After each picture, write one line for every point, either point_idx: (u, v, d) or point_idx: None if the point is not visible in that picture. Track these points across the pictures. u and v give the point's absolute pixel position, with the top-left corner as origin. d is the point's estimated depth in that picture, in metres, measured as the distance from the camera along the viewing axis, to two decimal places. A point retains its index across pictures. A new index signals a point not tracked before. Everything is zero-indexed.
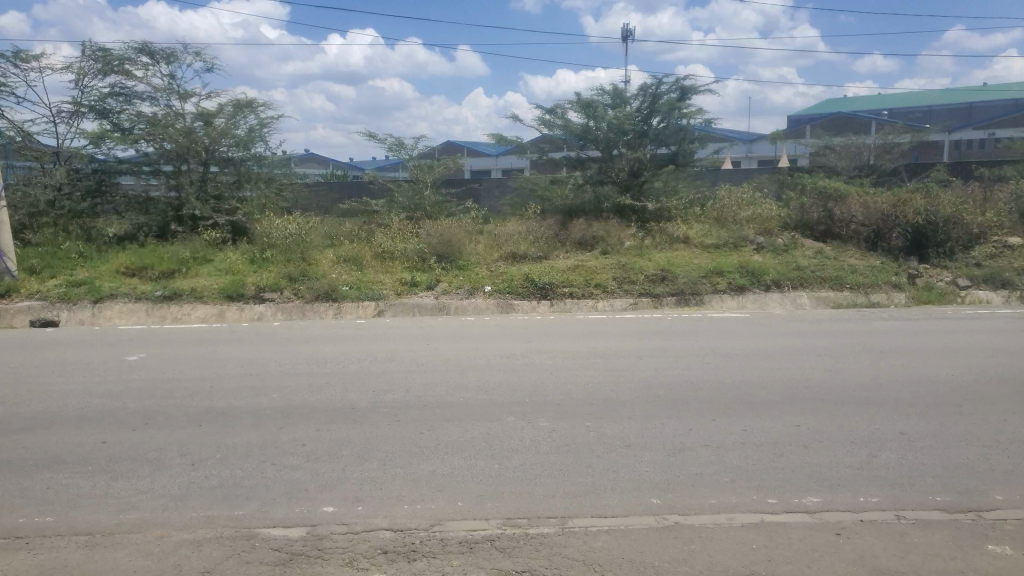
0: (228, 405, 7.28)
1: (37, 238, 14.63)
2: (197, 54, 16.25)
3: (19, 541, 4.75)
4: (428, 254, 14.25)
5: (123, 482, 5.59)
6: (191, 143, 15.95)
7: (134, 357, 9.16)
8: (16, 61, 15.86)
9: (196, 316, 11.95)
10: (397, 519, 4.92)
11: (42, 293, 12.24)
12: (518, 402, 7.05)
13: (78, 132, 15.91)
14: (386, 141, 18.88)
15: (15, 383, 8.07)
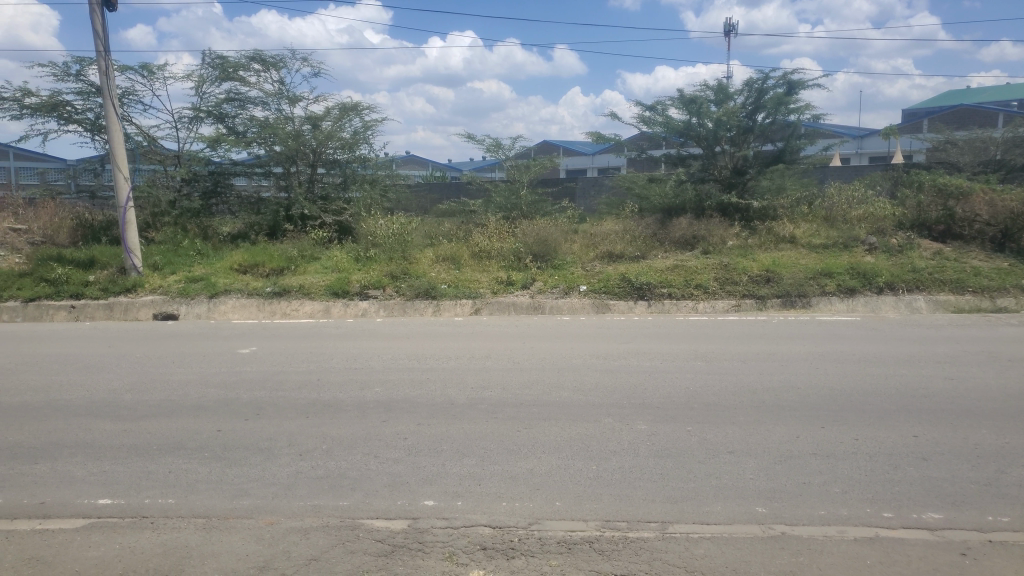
0: (333, 398, 7.53)
1: (160, 237, 15.60)
2: (306, 60, 16.85)
3: (145, 520, 5.06)
4: (524, 253, 14.28)
5: (236, 469, 5.87)
6: (300, 146, 16.58)
7: (247, 351, 9.62)
8: (143, 71, 16.95)
9: (304, 311, 12.44)
10: (496, 517, 4.95)
11: (164, 288, 13.01)
12: (617, 404, 6.97)
13: (197, 137, 16.82)
14: (484, 142, 19.05)
15: (141, 372, 8.62)
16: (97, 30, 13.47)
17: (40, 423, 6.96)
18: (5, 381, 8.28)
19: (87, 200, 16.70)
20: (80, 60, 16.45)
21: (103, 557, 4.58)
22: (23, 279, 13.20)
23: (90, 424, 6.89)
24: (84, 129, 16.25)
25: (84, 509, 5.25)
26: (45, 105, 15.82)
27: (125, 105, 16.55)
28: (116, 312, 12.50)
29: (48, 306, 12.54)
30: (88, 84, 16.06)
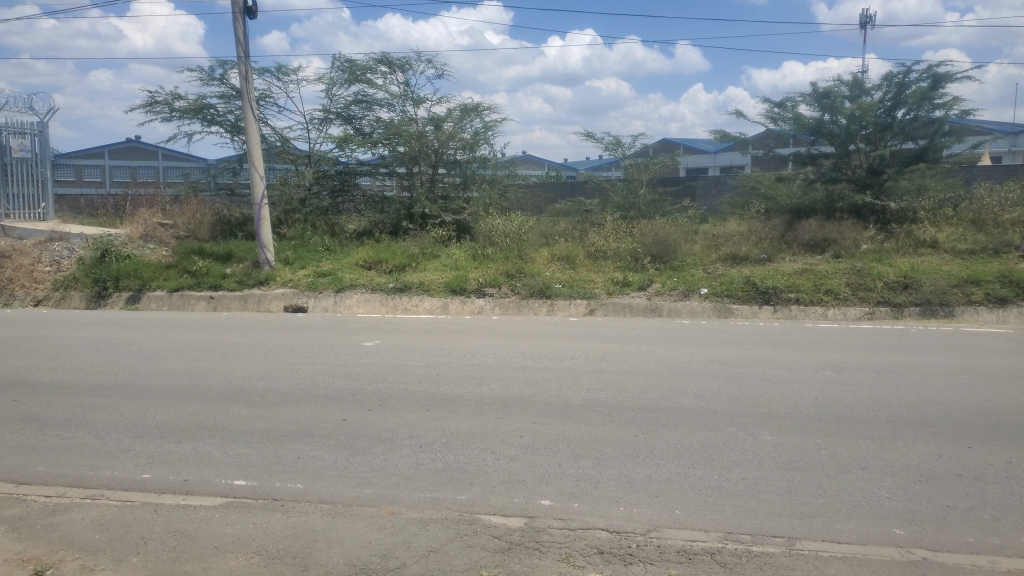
0: (452, 392, 7.67)
1: (291, 233, 16.42)
2: (430, 62, 17.27)
3: (275, 503, 5.31)
4: (641, 254, 14.07)
5: (360, 457, 6.07)
6: (423, 146, 17.01)
7: (371, 344, 9.95)
8: (279, 75, 17.87)
9: (424, 307, 12.76)
10: (614, 521, 4.88)
11: (294, 282, 13.67)
12: (741, 412, 6.73)
13: (327, 138, 17.55)
14: (603, 140, 18.87)
15: (273, 361, 9.09)
16: (239, 37, 14.31)
17: (183, 405, 7.46)
18: (154, 365, 8.95)
19: (226, 197, 17.75)
20: (222, 64, 17.53)
21: (238, 535, 4.83)
22: (168, 271, 14.18)
23: (227, 408, 7.33)
24: (226, 130, 17.30)
25: (222, 488, 5.57)
26: (192, 108, 16.96)
27: (263, 108, 17.50)
28: (250, 304, 13.25)
29: (191, 297, 13.45)
30: (230, 88, 17.11)
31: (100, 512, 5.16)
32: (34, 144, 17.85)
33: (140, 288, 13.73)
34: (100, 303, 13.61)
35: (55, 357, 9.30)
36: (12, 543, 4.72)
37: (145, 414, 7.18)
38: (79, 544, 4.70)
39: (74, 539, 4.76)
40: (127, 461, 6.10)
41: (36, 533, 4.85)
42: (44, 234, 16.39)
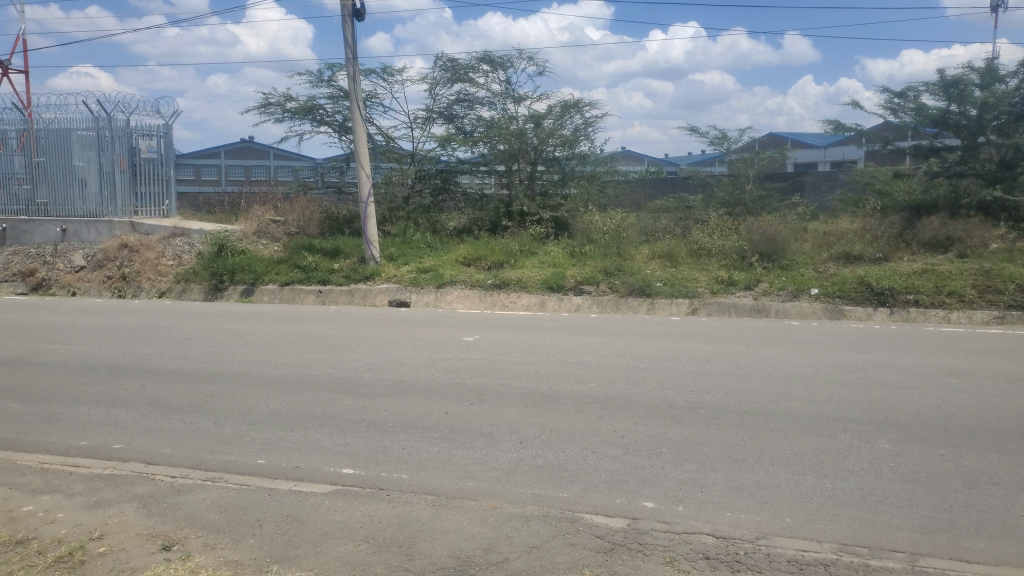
0: (551, 390, 7.66)
1: (394, 230, 16.82)
2: (531, 59, 17.28)
3: (382, 492, 5.45)
4: (748, 252, 13.65)
5: (462, 451, 6.15)
6: (522, 144, 17.07)
7: (471, 339, 10.07)
8: (384, 76, 18.33)
9: (522, 303, 12.82)
10: (720, 526, 4.75)
11: (398, 278, 14.01)
12: (856, 419, 6.43)
13: (429, 137, 17.86)
14: (708, 135, 18.42)
15: (378, 354, 9.33)
16: (347, 39, 14.76)
17: (294, 394, 7.77)
18: (267, 355, 9.35)
19: (333, 195, 18.37)
20: (331, 67, 18.14)
21: (346, 522, 4.98)
22: (280, 265, 14.80)
23: (335, 398, 7.58)
24: (334, 130, 17.89)
25: (331, 476, 5.76)
26: (303, 109, 17.63)
27: (369, 108, 17.99)
28: (356, 298, 13.67)
29: (301, 291, 14.00)
30: (338, 90, 17.68)
31: (220, 494, 5.43)
32: (160, 145, 18.90)
33: (254, 281, 14.40)
34: (217, 295, 14.37)
35: (179, 346, 9.88)
36: (142, 518, 5.03)
37: (260, 402, 7.52)
38: (202, 523, 4.96)
39: (197, 518, 5.03)
40: (243, 446, 6.40)
41: (163, 511, 5.15)
42: (169, 230, 17.44)
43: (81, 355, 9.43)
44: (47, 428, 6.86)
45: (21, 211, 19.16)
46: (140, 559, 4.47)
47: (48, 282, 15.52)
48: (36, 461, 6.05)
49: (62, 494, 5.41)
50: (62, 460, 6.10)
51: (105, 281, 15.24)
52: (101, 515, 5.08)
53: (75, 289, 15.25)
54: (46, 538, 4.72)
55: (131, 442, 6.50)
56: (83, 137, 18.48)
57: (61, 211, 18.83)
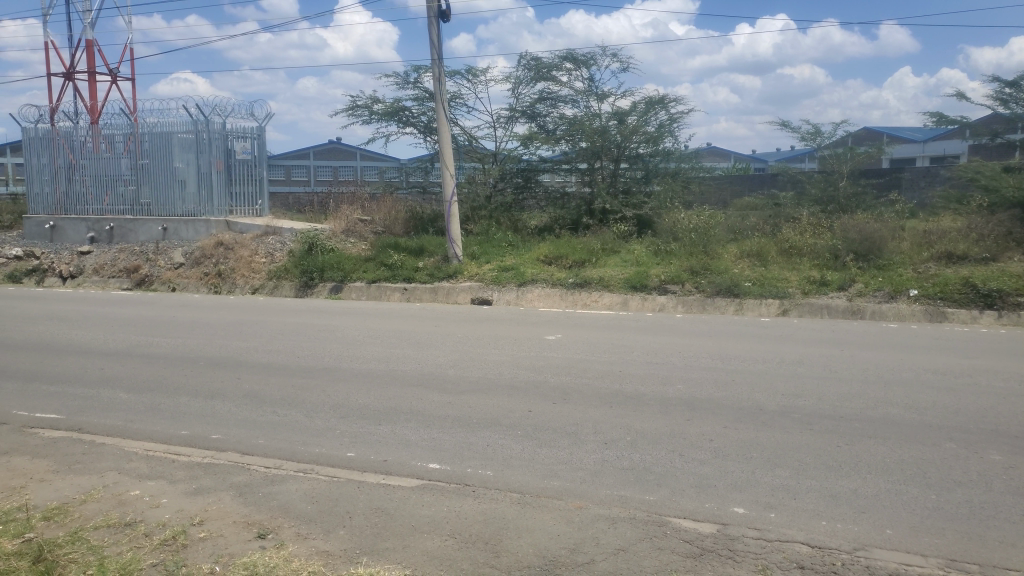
0: (636, 391, 7.56)
1: (476, 229, 16.96)
2: (615, 56, 17.12)
3: (467, 488, 5.49)
4: (842, 251, 13.14)
5: (546, 450, 6.14)
6: (605, 141, 16.93)
7: (553, 337, 10.05)
8: (468, 77, 18.51)
9: (605, 303, 12.72)
10: (815, 535, 4.58)
11: (480, 276, 14.12)
12: (962, 427, 6.10)
13: (512, 136, 17.92)
14: (799, 130, 17.81)
15: (463, 351, 9.42)
16: (433, 41, 14.97)
17: (382, 389, 7.93)
18: (354, 351, 9.57)
19: (418, 195, 18.66)
20: (417, 68, 18.45)
21: (433, 517, 5.04)
22: (367, 263, 15.13)
23: (421, 394, 7.69)
24: (419, 131, 18.17)
25: (417, 470, 5.85)
26: (389, 110, 17.98)
27: (453, 108, 18.19)
28: (439, 295, 13.85)
29: (387, 288, 14.29)
30: (424, 91, 17.95)
31: (311, 485, 5.58)
32: (254, 147, 19.64)
33: (342, 279, 14.79)
34: (307, 292, 14.83)
35: (272, 340, 10.23)
36: (239, 506, 5.22)
37: (349, 396, 7.70)
38: (295, 514, 5.10)
39: (290, 508, 5.18)
40: (333, 439, 6.57)
41: (258, 500, 5.33)
42: (262, 229, 18.10)
43: (182, 348, 9.88)
44: (151, 417, 7.21)
45: (127, 211, 20.21)
46: (237, 546, 4.63)
47: (151, 278, 16.32)
48: (141, 448, 6.37)
49: (165, 481, 5.67)
50: (165, 447, 6.40)
51: (203, 278, 15.92)
52: (201, 502, 5.30)
53: (175, 285, 15.99)
54: (152, 521, 4.95)
55: (228, 433, 6.76)
56: (184, 140, 19.41)
57: (162, 211, 19.76)
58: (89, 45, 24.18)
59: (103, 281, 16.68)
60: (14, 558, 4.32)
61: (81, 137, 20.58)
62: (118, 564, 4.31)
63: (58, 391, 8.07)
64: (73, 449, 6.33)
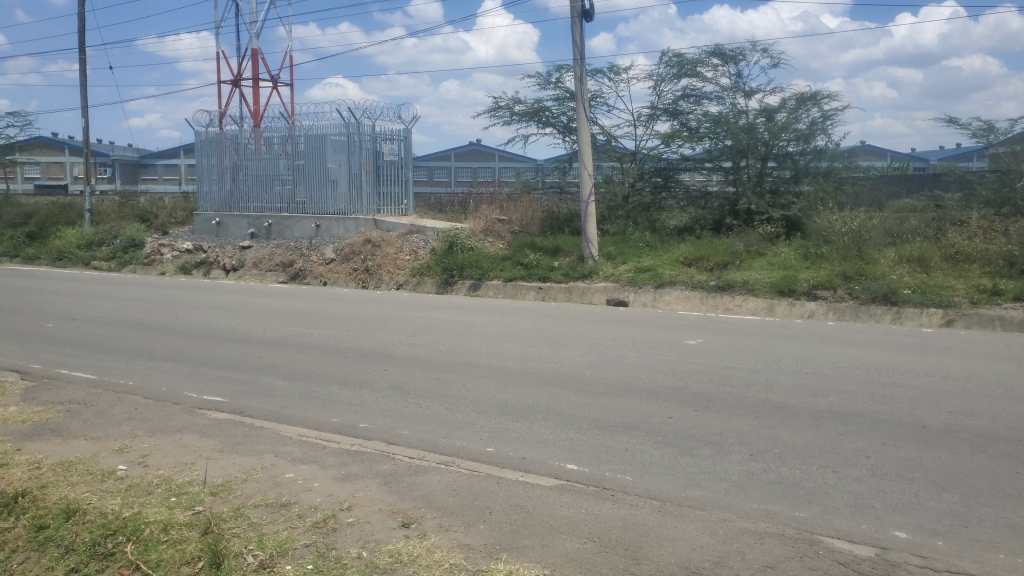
0: (784, 401, 7.20)
1: (613, 229, 16.83)
2: (765, 50, 16.43)
3: (606, 492, 5.42)
4: (1019, 257, 11.99)
5: (688, 458, 5.96)
6: (752, 139, 16.26)
7: (694, 342, 9.78)
8: (610, 76, 18.37)
9: (748, 307, 12.27)
10: (991, 569, 4.18)
11: (616, 276, 13.98)
12: None
13: (653, 134, 17.60)
14: (970, 126, 16.37)
15: (600, 352, 9.34)
16: (575, 41, 14.96)
17: (519, 386, 7.99)
18: (493, 348, 9.71)
19: (555, 195, 18.71)
20: (558, 68, 18.50)
21: (572, 518, 5.01)
22: (504, 262, 15.35)
23: (559, 394, 7.68)
24: (558, 131, 18.22)
25: (556, 470, 5.84)
26: (530, 111, 18.15)
27: (593, 108, 18.11)
28: (574, 295, 13.86)
29: (523, 287, 14.47)
30: (564, 91, 17.98)
31: (453, 478, 5.70)
32: (401, 149, 20.56)
33: (480, 277, 15.08)
34: (447, 289, 15.24)
35: (414, 335, 10.56)
36: (384, 494, 5.41)
37: (487, 392, 7.82)
38: (437, 505, 5.22)
39: (432, 500, 5.31)
40: (474, 433, 6.68)
41: (402, 489, 5.50)
42: (406, 227, 18.75)
43: (332, 339, 10.40)
44: (304, 404, 7.62)
45: (283, 209, 21.51)
46: (383, 533, 4.79)
47: (304, 273, 17.33)
48: (295, 433, 6.74)
49: (317, 466, 5.96)
50: (317, 434, 6.73)
51: (351, 274, 16.71)
52: (350, 488, 5.52)
53: (325, 279, 16.88)
54: (305, 503, 5.22)
55: (375, 422, 7.04)
56: (337, 142, 20.46)
57: (315, 209, 20.92)
58: (254, 54, 25.93)
59: (261, 274, 17.87)
60: (185, 528, 4.67)
61: (246, 140, 22.18)
62: (276, 541, 4.57)
63: (223, 375, 8.71)
64: (235, 430, 6.79)
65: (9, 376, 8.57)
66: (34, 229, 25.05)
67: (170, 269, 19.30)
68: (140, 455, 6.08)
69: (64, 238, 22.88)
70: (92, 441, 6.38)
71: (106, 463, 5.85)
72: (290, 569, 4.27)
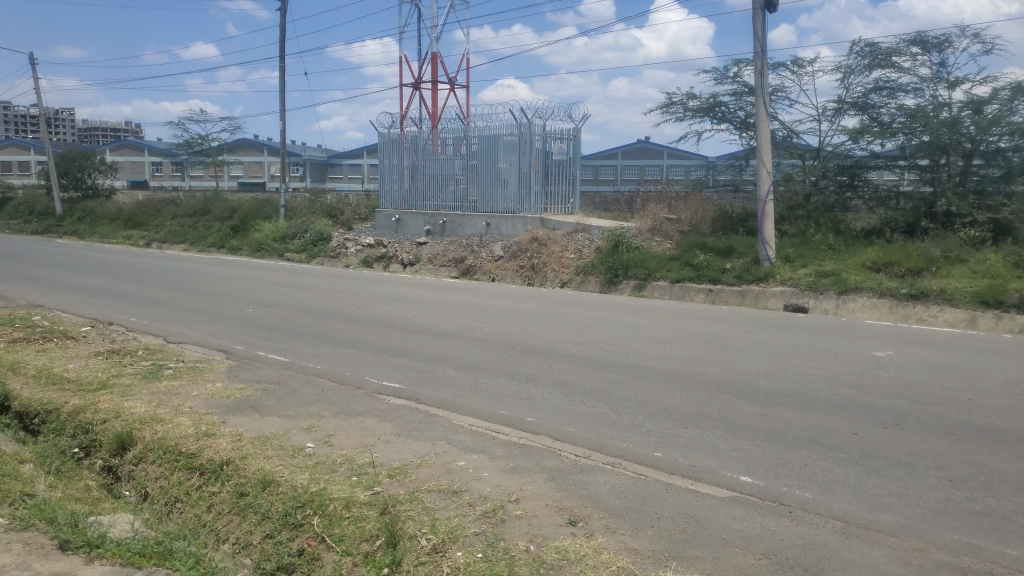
0: (989, 424, 6.50)
1: (791, 230, 15.96)
2: (976, 36, 14.86)
3: (783, 507, 5.14)
4: None
5: (876, 479, 5.52)
6: (954, 134, 14.83)
7: (882, 354, 9.06)
8: (794, 69, 17.45)
9: (945, 319, 11.25)
10: None
11: (794, 280, 13.24)
12: None
13: (839, 130, 16.48)
14: None
15: (776, 361, 8.88)
16: (757, 33, 14.33)
17: (688, 392, 7.75)
18: (662, 350, 9.50)
19: (729, 193, 18.04)
20: (736, 62, 17.81)
21: (746, 532, 4.78)
22: (673, 262, 14.99)
23: (732, 402, 7.37)
24: (735, 127, 17.55)
25: (728, 481, 5.61)
26: (704, 107, 17.61)
27: (773, 102, 17.28)
28: (747, 300, 13.37)
29: (691, 289, 14.11)
30: (743, 85, 17.27)
31: (620, 480, 5.62)
32: (570, 148, 20.75)
33: (646, 277, 14.84)
34: (612, 289, 15.14)
35: (581, 333, 10.57)
36: (552, 490, 5.43)
37: (654, 395, 7.66)
38: (604, 506, 5.17)
39: (599, 500, 5.26)
40: (641, 436, 6.56)
41: (569, 486, 5.50)
42: (572, 226, 18.79)
43: (500, 333, 10.63)
44: (475, 395, 7.84)
45: (457, 207, 22.30)
46: (550, 529, 4.81)
47: (474, 269, 17.81)
48: (466, 422, 6.94)
49: (487, 456, 6.09)
50: (487, 425, 6.89)
51: (518, 271, 17.01)
52: (518, 480, 5.59)
53: (494, 276, 17.27)
54: (475, 492, 5.35)
55: (542, 417, 7.10)
56: (509, 141, 20.92)
57: (487, 207, 21.48)
58: (433, 58, 27.10)
59: (435, 269, 18.56)
60: (366, 507, 4.93)
61: (425, 140, 23.19)
62: (447, 527, 4.71)
63: (400, 363, 9.14)
64: (411, 417, 7.10)
65: (217, 355, 9.48)
66: (238, 223, 27.59)
67: (353, 262, 20.57)
68: (326, 435, 6.50)
69: (263, 232, 25.01)
70: (285, 419, 6.91)
71: (296, 440, 6.31)
72: (461, 555, 4.38)
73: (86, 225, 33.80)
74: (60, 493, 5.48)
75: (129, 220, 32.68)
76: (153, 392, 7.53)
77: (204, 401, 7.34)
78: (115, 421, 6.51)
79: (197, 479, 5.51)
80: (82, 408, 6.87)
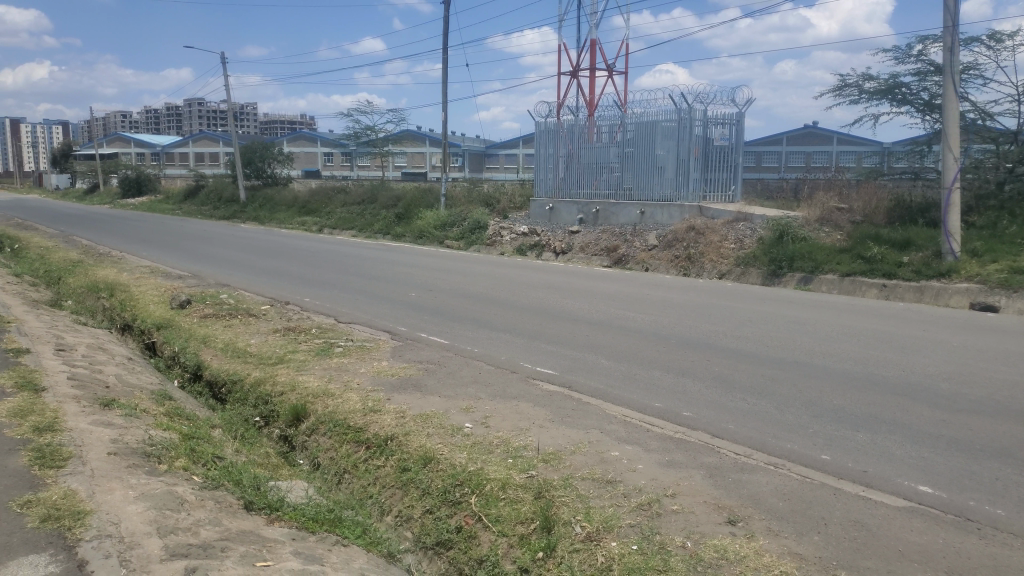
0: None
1: (980, 221, 14.44)
2: None
3: (970, 524, 4.70)
4: None
5: None
6: None
7: None
8: (990, 44, 15.83)
9: None
10: None
11: (982, 276, 12.07)
12: None
13: None
14: None
15: (960, 363, 8.13)
16: (948, 5, 13.11)
17: (859, 393, 7.26)
18: (829, 347, 8.98)
19: (908, 180, 16.82)
20: (921, 39, 16.42)
21: (926, 546, 4.42)
22: (842, 255, 14.11)
23: (908, 406, 6.84)
24: (917, 109, 16.22)
25: (904, 490, 5.20)
26: (882, 89, 16.38)
27: (964, 81, 15.79)
28: (926, 296, 12.36)
29: (863, 283, 13.22)
30: (927, 64, 15.90)
31: (783, 481, 5.37)
32: (732, 133, 20.21)
33: (813, 269, 14.12)
34: (775, 281, 14.49)
35: (740, 327, 10.18)
36: (710, 487, 5.27)
37: (820, 395, 7.25)
38: (766, 507, 4.96)
39: (760, 501, 5.05)
40: (807, 437, 6.24)
41: (728, 485, 5.32)
42: (731, 214, 18.08)
43: (653, 324, 10.45)
44: (629, 386, 7.75)
45: (611, 195, 22.13)
46: (708, 527, 4.66)
47: (627, 258, 17.65)
48: (620, 413, 6.88)
49: (641, 448, 6.01)
50: (642, 417, 6.79)
51: (673, 261, 16.66)
52: (674, 475, 5.48)
53: (647, 266, 17.03)
54: (630, 484, 5.29)
55: (698, 412, 6.91)
56: (667, 128, 20.50)
57: (641, 195, 21.17)
58: (592, 44, 26.95)
59: (588, 257, 18.55)
60: (521, 490, 5.00)
61: (582, 128, 23.17)
62: (602, 517, 4.68)
63: (554, 350, 9.20)
64: (566, 403, 7.12)
65: (382, 335, 9.97)
66: (401, 212, 28.84)
67: (508, 250, 20.96)
68: (483, 416, 6.66)
69: (424, 219, 26.00)
70: (445, 399, 7.15)
71: (456, 420, 6.50)
72: (616, 546, 4.34)
73: (266, 211, 36.56)
74: (245, 457, 5.94)
75: (303, 208, 35.01)
76: (325, 368, 8.04)
77: (371, 379, 7.75)
78: (291, 394, 7.02)
79: (364, 452, 5.82)
80: (263, 380, 7.46)
